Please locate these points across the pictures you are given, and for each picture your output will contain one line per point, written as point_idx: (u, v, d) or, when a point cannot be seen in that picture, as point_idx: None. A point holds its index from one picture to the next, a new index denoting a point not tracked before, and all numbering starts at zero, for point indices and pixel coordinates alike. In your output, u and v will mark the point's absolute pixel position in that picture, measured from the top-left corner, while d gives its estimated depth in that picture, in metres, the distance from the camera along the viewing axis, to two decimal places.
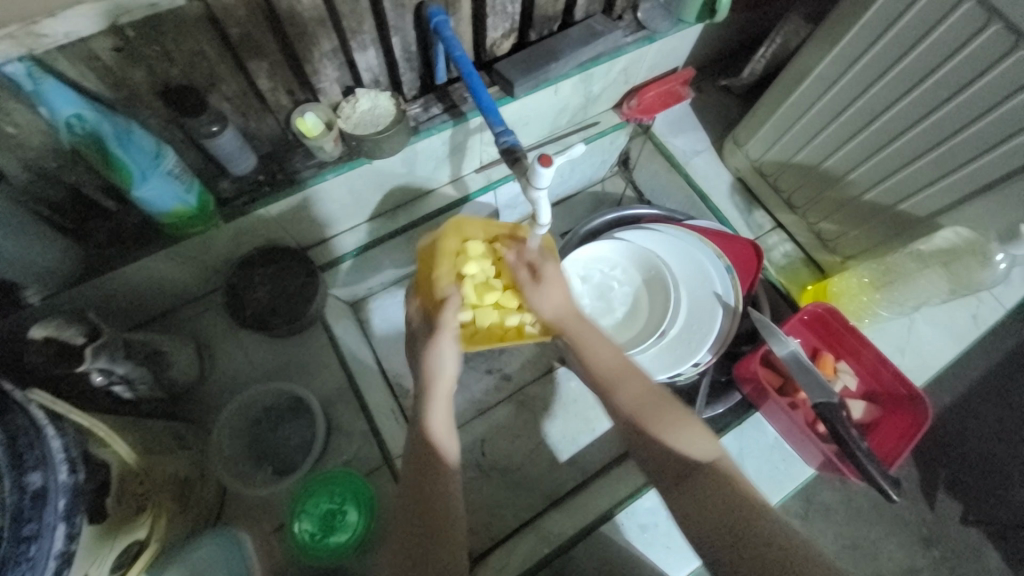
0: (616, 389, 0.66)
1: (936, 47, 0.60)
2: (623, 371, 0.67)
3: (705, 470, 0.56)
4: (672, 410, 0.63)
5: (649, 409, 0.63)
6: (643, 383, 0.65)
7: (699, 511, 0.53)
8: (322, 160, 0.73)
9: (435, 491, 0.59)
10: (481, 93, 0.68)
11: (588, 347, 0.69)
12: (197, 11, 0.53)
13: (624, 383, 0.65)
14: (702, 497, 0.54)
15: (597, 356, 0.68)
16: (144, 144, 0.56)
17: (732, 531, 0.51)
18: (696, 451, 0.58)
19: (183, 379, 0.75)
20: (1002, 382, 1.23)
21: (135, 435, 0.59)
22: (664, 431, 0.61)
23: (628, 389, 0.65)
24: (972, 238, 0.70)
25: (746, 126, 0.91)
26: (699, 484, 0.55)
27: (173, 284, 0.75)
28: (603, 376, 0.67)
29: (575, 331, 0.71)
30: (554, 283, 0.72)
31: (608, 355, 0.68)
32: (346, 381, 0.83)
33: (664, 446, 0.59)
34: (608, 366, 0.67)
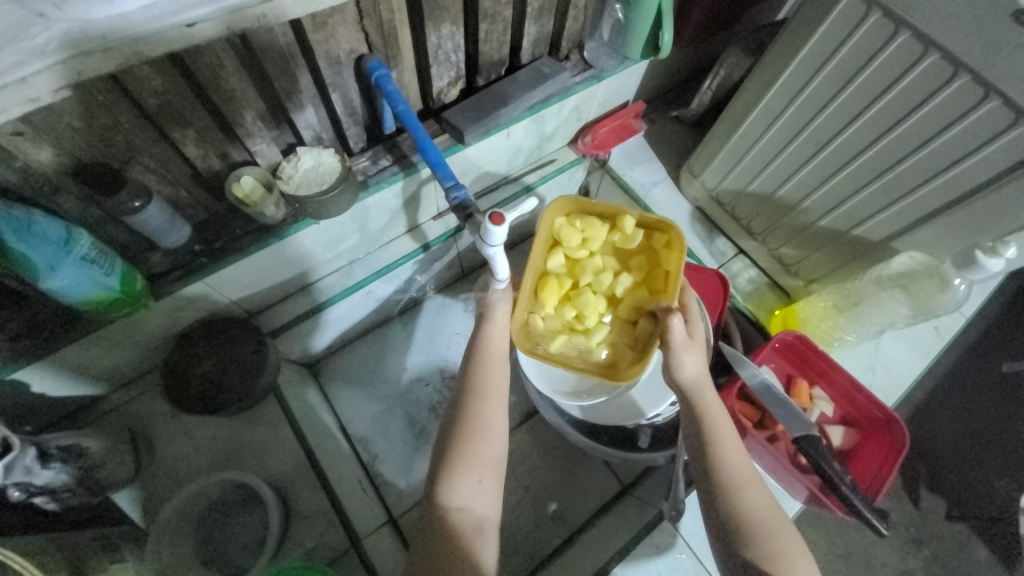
0: (741, 494, 0.55)
1: (875, 78, 0.61)
2: (749, 477, 0.56)
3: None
4: (790, 540, 0.53)
5: (772, 530, 0.53)
6: (767, 494, 0.56)
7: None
8: (264, 224, 0.69)
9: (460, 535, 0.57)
10: (428, 146, 0.65)
11: (721, 433, 0.58)
12: (107, 85, 0.49)
13: (745, 493, 0.55)
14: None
15: (728, 451, 0.57)
16: (50, 231, 0.50)
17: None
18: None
19: (116, 477, 0.67)
20: (970, 375, 1.26)
21: (57, 557, 0.51)
22: (787, 559, 0.52)
23: (756, 496, 0.56)
24: (928, 261, 0.71)
25: (700, 156, 0.92)
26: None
27: (100, 369, 0.68)
28: (728, 477, 0.56)
29: (715, 409, 0.60)
30: (693, 356, 0.61)
31: (737, 456, 0.57)
32: (305, 457, 0.77)
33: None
34: (737, 466, 0.57)
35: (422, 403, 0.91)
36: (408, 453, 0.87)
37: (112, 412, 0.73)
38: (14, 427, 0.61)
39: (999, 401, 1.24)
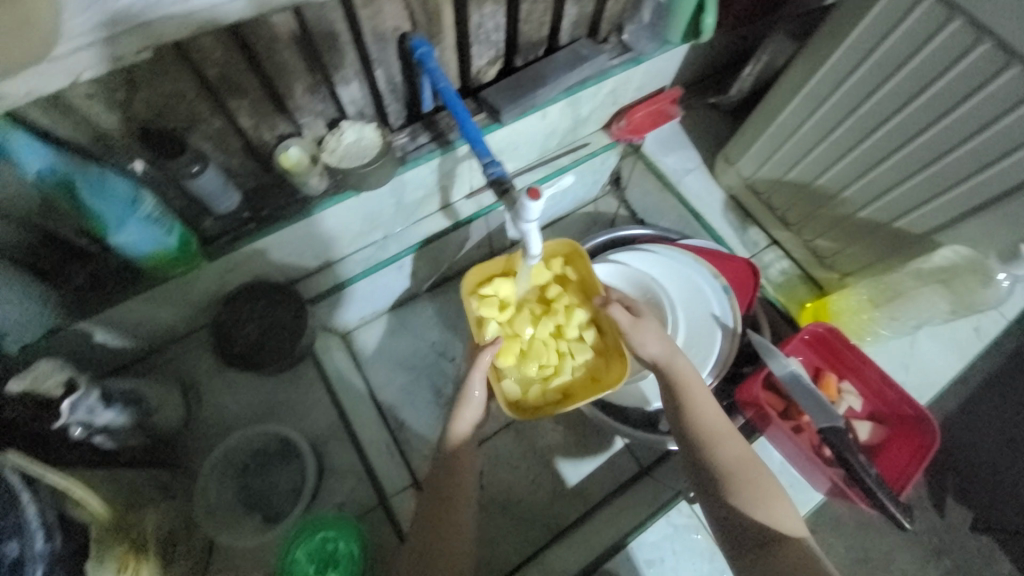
0: (715, 447, 0.62)
1: (924, 66, 0.60)
2: (724, 431, 0.62)
3: (792, 543, 0.55)
4: (766, 481, 0.60)
5: (744, 474, 0.60)
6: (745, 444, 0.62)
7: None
8: (308, 194, 0.72)
9: (454, 481, 0.64)
10: (467, 125, 0.67)
11: (693, 393, 0.64)
12: (172, 55, 0.52)
13: (719, 445, 0.62)
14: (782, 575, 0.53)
15: (700, 409, 0.63)
16: (119, 190, 0.54)
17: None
18: (781, 522, 0.57)
19: (169, 424, 0.73)
20: (1008, 385, 1.21)
21: (116, 490, 0.57)
22: (757, 499, 0.58)
23: (732, 448, 0.62)
24: (972, 257, 0.69)
25: (737, 144, 0.90)
26: (785, 557, 0.54)
27: (156, 323, 0.73)
28: (703, 432, 0.63)
29: (682, 372, 0.65)
30: (649, 326, 0.68)
31: (711, 414, 0.63)
32: (338, 419, 0.81)
33: (755, 515, 0.57)
34: (710, 422, 0.63)
35: (447, 375, 0.95)
36: (433, 422, 0.91)
37: (163, 364, 0.78)
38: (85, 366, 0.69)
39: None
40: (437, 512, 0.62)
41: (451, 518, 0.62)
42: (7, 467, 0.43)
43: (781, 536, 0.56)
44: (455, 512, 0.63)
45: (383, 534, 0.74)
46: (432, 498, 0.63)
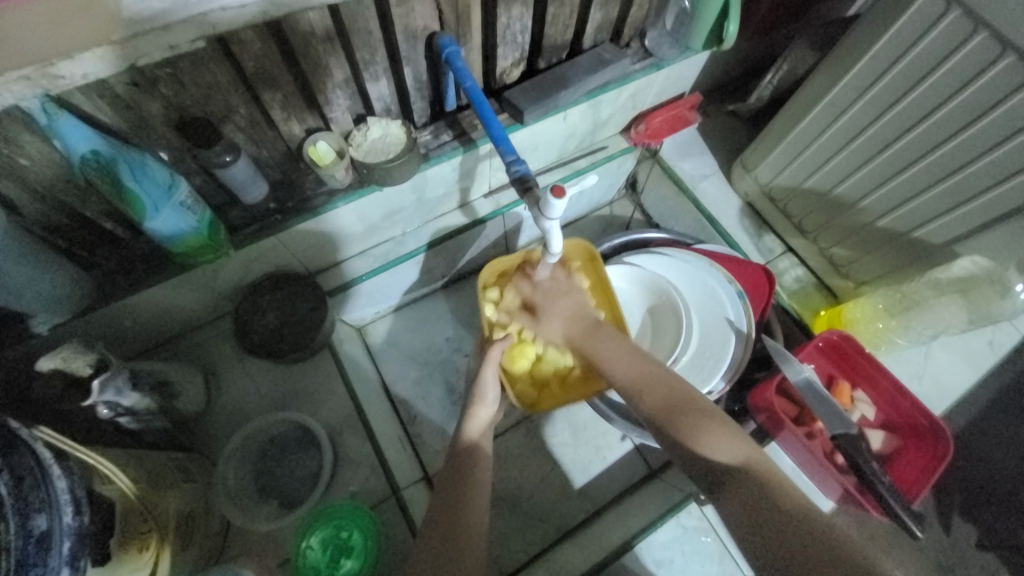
0: (643, 397, 0.66)
1: (947, 78, 0.60)
2: (644, 381, 0.67)
3: (740, 469, 0.54)
4: (697, 413, 0.61)
5: (673, 414, 0.62)
6: (664, 389, 0.66)
7: (742, 511, 0.50)
8: (333, 187, 0.73)
9: (471, 473, 0.64)
10: (492, 122, 0.68)
11: (607, 358, 0.72)
12: (213, 46, 0.53)
13: (644, 395, 0.66)
14: (741, 500, 0.51)
15: (620, 368, 0.70)
16: (157, 176, 0.56)
17: (771, 519, 0.48)
18: (731, 452, 0.56)
19: (189, 408, 0.74)
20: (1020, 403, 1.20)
21: (141, 468, 0.58)
22: (695, 434, 0.59)
23: (654, 394, 0.65)
24: (991, 267, 0.70)
25: (755, 151, 0.91)
26: (743, 483, 0.52)
27: (180, 309, 0.75)
28: (629, 390, 0.68)
29: (592, 341, 0.74)
30: (557, 307, 0.79)
31: (630, 371, 0.69)
32: (353, 410, 0.82)
33: (699, 450, 0.57)
34: (632, 375, 0.68)
35: (460, 371, 0.96)
36: (445, 417, 0.92)
37: (186, 350, 0.80)
38: (115, 348, 0.73)
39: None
40: (454, 502, 0.61)
41: (468, 508, 0.61)
42: (38, 441, 0.43)
43: (729, 465, 0.55)
44: (472, 503, 0.62)
45: (395, 526, 0.75)
46: (450, 489, 0.63)
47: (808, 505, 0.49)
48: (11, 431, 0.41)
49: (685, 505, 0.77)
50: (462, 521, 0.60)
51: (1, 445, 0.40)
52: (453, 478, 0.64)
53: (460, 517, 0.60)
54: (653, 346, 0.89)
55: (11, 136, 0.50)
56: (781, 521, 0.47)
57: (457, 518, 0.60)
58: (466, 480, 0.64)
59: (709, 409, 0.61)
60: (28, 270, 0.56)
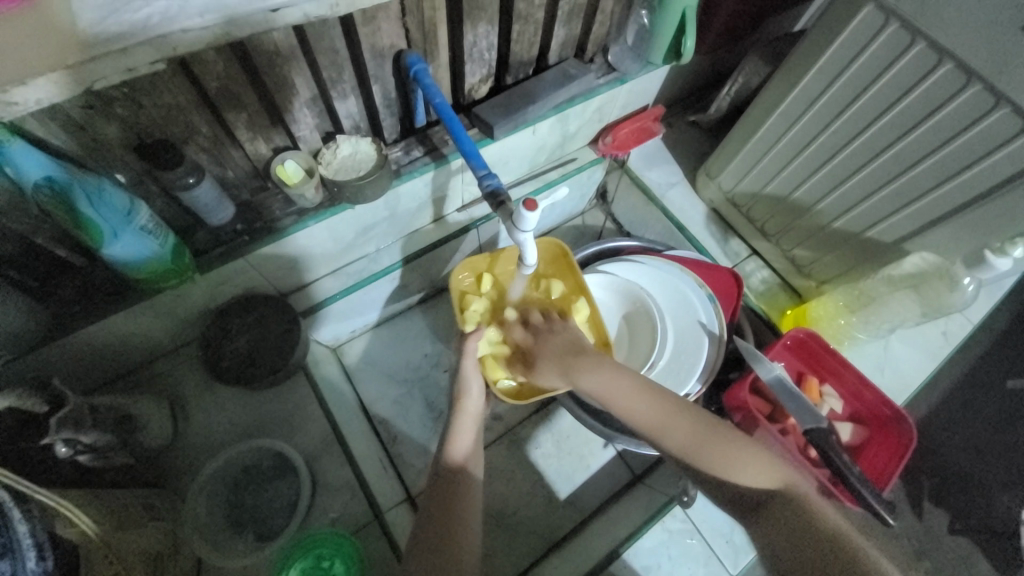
0: (664, 432, 0.62)
1: (890, 86, 0.64)
2: (662, 420, 0.63)
3: (778, 498, 0.55)
4: (727, 438, 0.61)
5: (700, 443, 0.61)
6: (682, 422, 0.62)
7: (784, 542, 0.52)
8: (303, 207, 0.72)
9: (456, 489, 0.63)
10: (463, 138, 0.68)
11: (611, 396, 0.65)
12: (174, 67, 0.52)
13: (666, 436, 0.62)
14: (780, 531, 0.53)
15: (632, 408, 0.64)
16: (116, 201, 0.54)
17: (814, 552, 0.50)
18: (762, 480, 0.58)
19: (154, 442, 0.71)
20: (974, 389, 1.28)
21: (104, 508, 0.54)
22: (724, 464, 0.59)
23: (678, 429, 0.62)
24: (939, 262, 0.74)
25: (717, 159, 0.95)
26: (779, 513, 0.54)
27: (142, 338, 0.72)
28: (646, 429, 0.64)
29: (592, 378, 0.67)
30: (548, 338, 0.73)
31: (642, 405, 0.64)
32: (331, 433, 0.80)
33: (737, 481, 0.58)
34: (645, 414, 0.63)
35: (440, 387, 0.95)
36: (426, 435, 0.90)
37: (151, 380, 0.77)
38: (73, 382, 0.69)
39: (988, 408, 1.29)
40: (440, 520, 0.60)
41: (458, 521, 0.61)
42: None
43: (766, 494, 0.56)
44: (461, 517, 0.61)
45: (380, 551, 0.73)
46: (435, 507, 0.62)
47: (845, 529, 0.51)
48: None
49: (670, 508, 0.78)
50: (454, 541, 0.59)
51: None
52: (441, 493, 0.63)
53: (449, 540, 0.59)
54: (631, 352, 0.90)
55: None
56: (820, 547, 0.50)
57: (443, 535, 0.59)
58: (455, 493, 0.63)
59: (733, 432, 0.62)
60: None
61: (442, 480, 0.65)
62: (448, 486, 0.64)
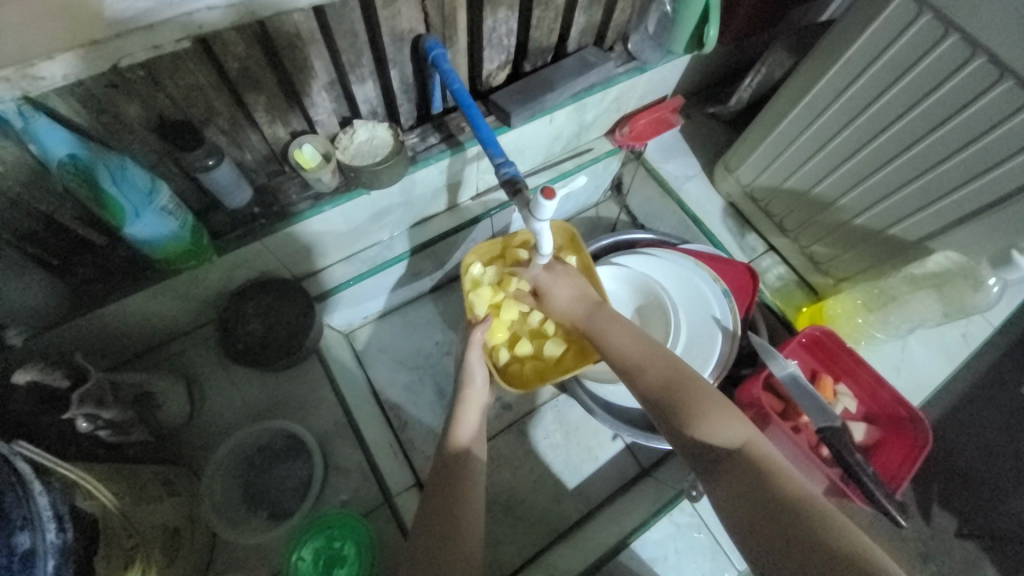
0: (642, 374, 0.62)
1: (921, 79, 0.62)
2: (647, 358, 0.63)
3: (734, 455, 0.52)
4: (702, 389, 0.59)
5: (673, 389, 0.59)
6: (669, 363, 0.62)
7: (733, 501, 0.49)
8: (319, 191, 0.72)
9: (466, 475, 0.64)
10: (480, 124, 0.68)
11: (610, 336, 0.67)
12: (195, 47, 0.52)
13: (645, 371, 0.62)
14: (732, 488, 0.50)
15: (621, 347, 0.65)
16: (138, 181, 0.55)
17: (761, 511, 0.46)
18: (726, 434, 0.54)
19: (171, 420, 0.72)
20: (989, 394, 1.25)
21: (123, 483, 0.55)
22: (689, 413, 0.57)
23: (656, 371, 0.61)
24: (964, 262, 0.72)
25: (736, 152, 0.93)
26: (733, 470, 0.51)
27: (160, 318, 0.73)
28: (626, 365, 0.64)
29: (596, 320, 0.69)
30: (557, 286, 0.73)
31: (629, 347, 0.65)
32: (342, 417, 0.81)
33: (695, 428, 0.56)
34: (630, 355, 0.64)
35: (450, 375, 0.95)
36: (436, 421, 0.91)
37: (168, 360, 0.78)
38: (93, 359, 0.70)
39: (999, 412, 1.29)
40: (450, 506, 0.61)
41: (463, 506, 0.62)
42: (18, 456, 0.42)
43: (724, 451, 0.53)
44: (463, 501, 0.62)
45: (388, 534, 0.74)
46: (444, 492, 0.62)
47: (801, 494, 0.46)
48: None
49: (677, 502, 0.78)
50: (459, 527, 0.59)
51: None
52: (444, 477, 0.64)
53: (457, 524, 0.60)
54: None
55: None
56: (769, 507, 0.46)
57: (452, 522, 0.60)
58: (456, 480, 0.64)
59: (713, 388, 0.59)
60: None
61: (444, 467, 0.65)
62: (449, 472, 0.65)
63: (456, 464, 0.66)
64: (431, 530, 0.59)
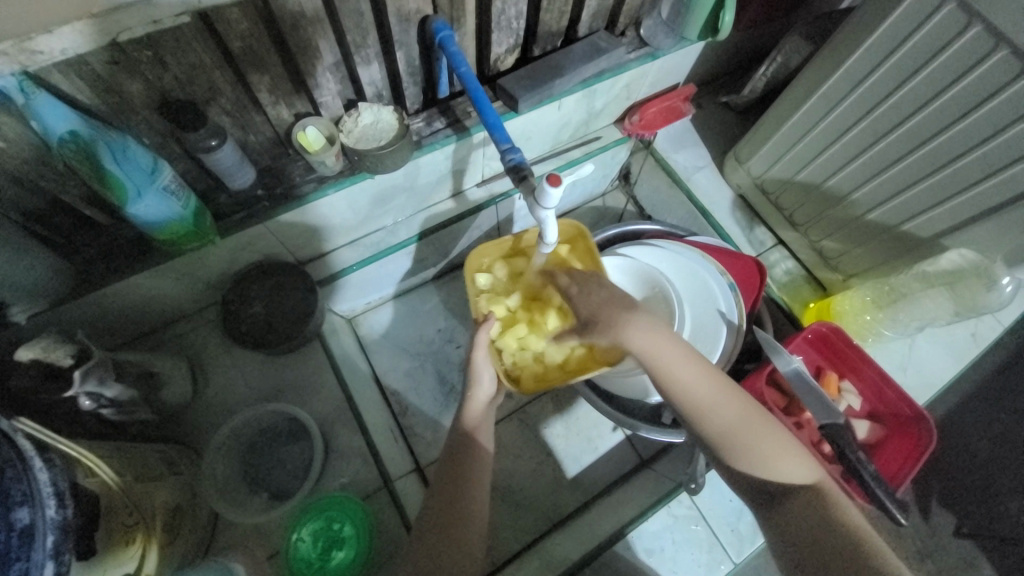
0: (708, 415, 0.58)
1: (941, 71, 0.60)
2: (714, 400, 0.58)
3: (801, 493, 0.56)
4: (769, 431, 0.58)
5: (745, 429, 0.58)
6: (733, 399, 0.58)
7: (800, 534, 0.54)
8: (323, 175, 0.71)
9: (466, 464, 0.63)
10: (486, 110, 0.67)
11: (666, 367, 0.58)
12: (196, 25, 0.51)
13: (713, 416, 0.58)
14: (798, 522, 0.55)
15: (684, 384, 0.58)
16: (140, 159, 0.54)
17: (830, 550, 0.51)
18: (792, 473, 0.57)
19: (175, 399, 0.72)
20: (998, 396, 1.23)
21: (126, 460, 0.56)
22: (765, 458, 0.57)
23: (724, 415, 0.58)
24: (979, 261, 0.71)
25: (748, 143, 0.91)
26: (798, 506, 0.56)
27: (164, 298, 0.73)
28: (687, 404, 0.58)
29: (654, 350, 0.58)
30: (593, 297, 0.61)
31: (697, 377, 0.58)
32: (344, 401, 0.81)
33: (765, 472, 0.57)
34: (698, 393, 0.58)
35: (452, 362, 0.95)
36: (438, 408, 0.91)
37: (172, 340, 0.79)
38: (98, 338, 0.71)
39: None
40: (448, 496, 0.61)
41: (466, 491, 0.62)
42: (19, 432, 0.42)
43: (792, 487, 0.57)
44: (467, 488, 0.62)
45: (387, 517, 0.75)
46: (443, 482, 0.62)
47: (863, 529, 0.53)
48: None
49: (677, 493, 0.78)
50: (459, 510, 0.60)
51: None
52: (453, 462, 0.64)
53: (455, 508, 0.60)
54: None
55: None
56: (839, 542, 0.52)
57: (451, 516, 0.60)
58: (463, 467, 0.63)
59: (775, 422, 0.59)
60: None
61: (457, 453, 0.65)
62: (460, 457, 0.64)
63: (465, 449, 0.65)
64: (433, 514, 0.60)
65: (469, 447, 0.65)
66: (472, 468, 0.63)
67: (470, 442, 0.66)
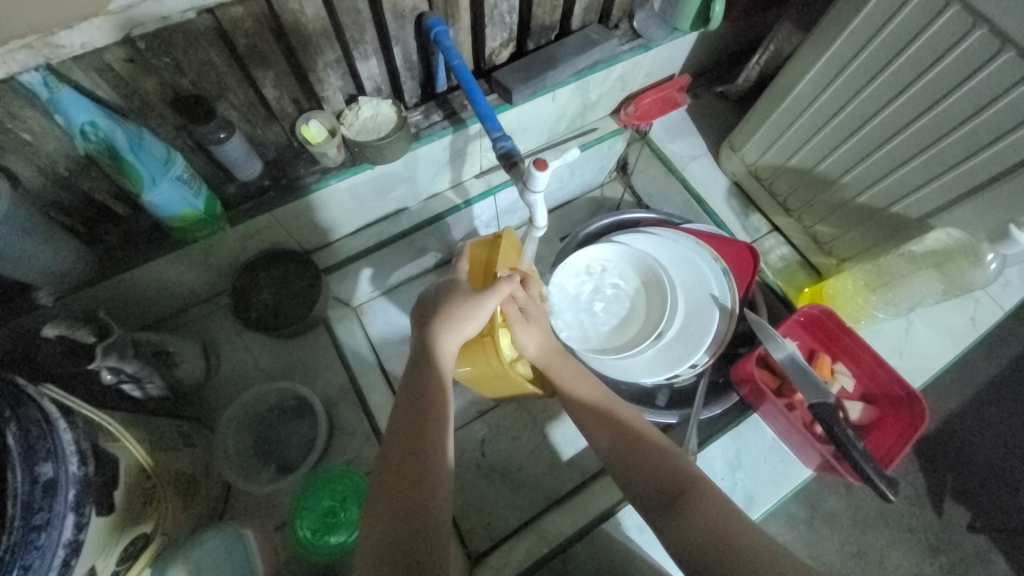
0: (606, 416, 0.68)
1: (923, 52, 0.61)
2: (609, 405, 0.69)
3: (694, 497, 0.57)
4: (653, 445, 0.63)
5: (633, 439, 0.64)
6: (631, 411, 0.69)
7: (693, 534, 0.53)
8: (326, 166, 0.75)
9: (425, 426, 0.56)
10: (479, 100, 0.69)
11: (568, 384, 0.71)
12: (206, 24, 0.55)
13: (612, 412, 0.68)
14: (689, 526, 0.54)
15: (583, 395, 0.70)
16: (155, 150, 0.59)
17: (719, 555, 0.50)
18: (683, 473, 0.60)
19: (190, 379, 0.77)
20: (998, 393, 1.30)
21: (145, 430, 0.61)
22: (648, 457, 0.62)
23: (621, 413, 0.68)
24: (964, 239, 0.71)
25: (741, 131, 0.92)
26: (688, 509, 0.56)
27: (179, 285, 0.77)
28: (589, 411, 0.69)
29: (560, 366, 0.72)
30: (538, 318, 0.74)
31: (609, 437, 0.66)
32: (349, 383, 0.85)
33: (653, 472, 0.60)
34: (592, 399, 0.69)
35: None
36: None
37: (187, 325, 0.84)
38: (118, 321, 0.76)
39: (1003, 400, 1.29)
40: (407, 465, 0.53)
41: (431, 451, 0.54)
42: (45, 398, 0.46)
43: (680, 492, 0.58)
44: (432, 462, 0.54)
45: None
46: (399, 447, 0.55)
47: (748, 533, 0.52)
48: (17, 387, 0.45)
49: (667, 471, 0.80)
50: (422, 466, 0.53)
51: (9, 399, 0.43)
52: (405, 441, 0.55)
53: (422, 491, 0.51)
54: (639, 322, 0.92)
55: (14, 111, 0.52)
56: (718, 544, 0.51)
57: (411, 480, 0.52)
58: (422, 442, 0.55)
59: (659, 437, 0.65)
60: (34, 242, 0.58)
61: (408, 431, 0.56)
62: (418, 430, 0.56)
63: (422, 423, 0.56)
64: (393, 495, 0.51)
65: (425, 417, 0.57)
66: (436, 435, 0.56)
67: (425, 425, 0.56)
